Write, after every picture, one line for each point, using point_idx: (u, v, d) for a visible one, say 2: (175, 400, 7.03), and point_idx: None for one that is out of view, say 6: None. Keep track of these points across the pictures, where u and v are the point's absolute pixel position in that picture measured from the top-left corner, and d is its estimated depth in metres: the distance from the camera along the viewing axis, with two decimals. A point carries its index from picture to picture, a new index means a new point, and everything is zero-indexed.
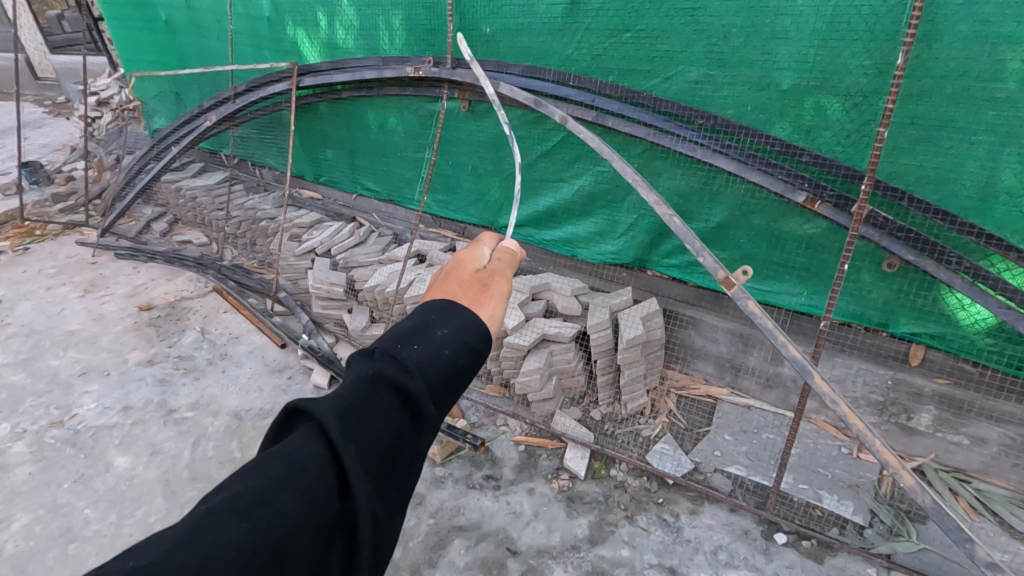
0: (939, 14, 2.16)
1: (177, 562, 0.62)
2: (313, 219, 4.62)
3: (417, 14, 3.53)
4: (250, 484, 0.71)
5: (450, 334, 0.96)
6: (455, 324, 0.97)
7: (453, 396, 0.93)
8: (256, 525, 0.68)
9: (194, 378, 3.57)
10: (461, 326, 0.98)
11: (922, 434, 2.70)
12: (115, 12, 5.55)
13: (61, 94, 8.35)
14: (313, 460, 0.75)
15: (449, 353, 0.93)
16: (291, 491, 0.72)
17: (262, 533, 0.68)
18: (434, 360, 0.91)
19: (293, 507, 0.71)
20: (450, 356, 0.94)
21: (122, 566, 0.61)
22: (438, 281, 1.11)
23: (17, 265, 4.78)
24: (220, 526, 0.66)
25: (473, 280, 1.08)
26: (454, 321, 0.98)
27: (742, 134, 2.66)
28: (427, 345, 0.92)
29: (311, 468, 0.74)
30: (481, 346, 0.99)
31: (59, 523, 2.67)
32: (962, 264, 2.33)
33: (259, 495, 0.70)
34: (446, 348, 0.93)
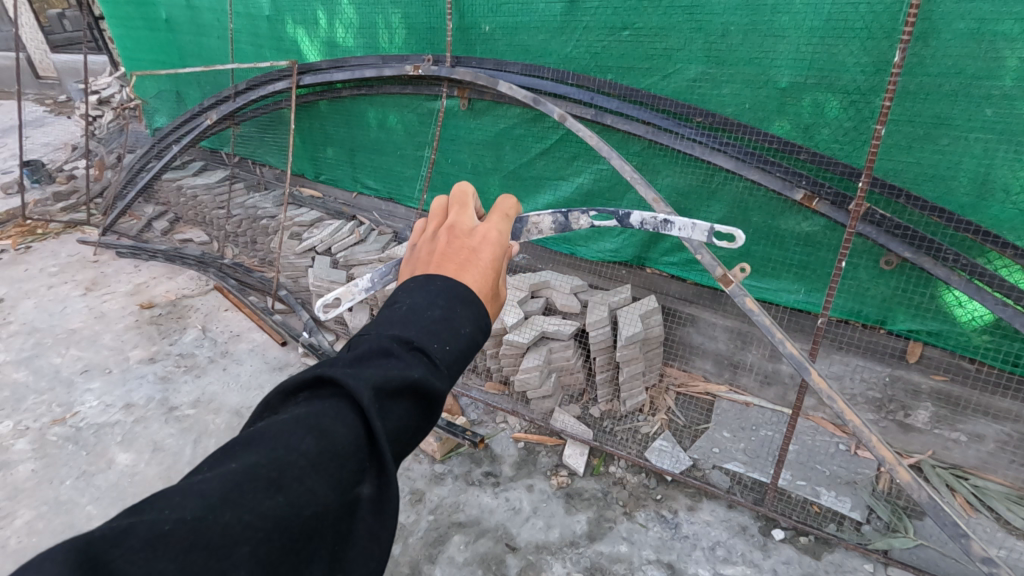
0: (936, 11, 2.17)
1: (220, 524, 0.64)
2: (313, 218, 4.63)
3: (417, 13, 3.54)
4: (284, 455, 0.71)
5: (478, 330, 0.93)
6: (481, 318, 0.95)
7: None
8: (289, 502, 0.69)
9: (196, 375, 3.59)
10: (482, 325, 0.95)
11: (920, 430, 2.71)
12: (115, 12, 5.56)
13: (62, 93, 8.37)
14: (346, 444, 0.75)
15: (473, 350, 0.92)
16: (322, 472, 0.72)
17: (294, 511, 0.69)
18: (462, 355, 0.89)
19: (323, 489, 0.71)
20: (473, 351, 0.93)
21: (169, 516, 0.62)
22: (468, 264, 1.00)
23: (19, 263, 4.80)
24: (255, 496, 0.67)
25: (496, 288, 1.03)
26: (484, 317, 0.96)
27: (741, 131, 2.67)
28: (460, 339, 0.90)
29: (344, 453, 0.74)
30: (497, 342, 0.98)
31: (61, 519, 2.69)
32: (958, 261, 2.33)
33: (292, 470, 0.70)
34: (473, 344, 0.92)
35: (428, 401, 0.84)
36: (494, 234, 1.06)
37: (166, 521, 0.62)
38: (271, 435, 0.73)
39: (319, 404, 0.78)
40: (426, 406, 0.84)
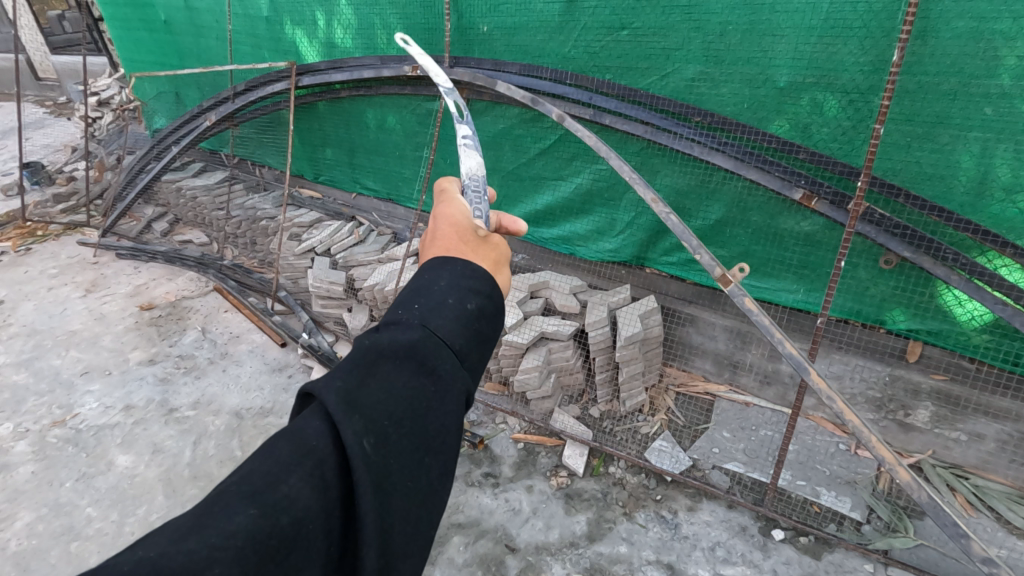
0: (934, 11, 2.16)
1: (187, 554, 0.58)
2: (313, 218, 4.63)
3: (415, 13, 3.53)
4: (255, 467, 0.68)
5: (450, 286, 0.91)
6: (451, 275, 0.92)
7: (474, 346, 0.88)
8: (262, 512, 0.64)
9: (195, 377, 3.60)
10: (459, 276, 0.93)
11: (920, 430, 2.71)
12: (114, 12, 5.56)
13: (61, 94, 8.36)
14: (319, 439, 0.71)
15: (456, 301, 0.88)
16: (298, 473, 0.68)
17: (269, 517, 0.64)
18: (439, 314, 0.86)
19: (302, 490, 0.67)
20: (458, 303, 0.89)
21: (130, 557, 0.57)
22: (435, 239, 1.03)
23: (19, 265, 4.81)
24: (227, 511, 0.63)
25: (472, 238, 1.02)
26: (458, 275, 0.93)
27: (740, 131, 2.66)
28: (431, 298, 0.88)
29: (319, 446, 0.70)
30: (486, 290, 0.93)
31: (61, 521, 2.69)
32: (958, 260, 2.32)
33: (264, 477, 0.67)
34: (451, 298, 0.89)
35: (409, 369, 0.79)
36: (446, 211, 1.10)
37: (124, 562, 0.56)
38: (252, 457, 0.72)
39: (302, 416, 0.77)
40: (411, 376, 0.79)
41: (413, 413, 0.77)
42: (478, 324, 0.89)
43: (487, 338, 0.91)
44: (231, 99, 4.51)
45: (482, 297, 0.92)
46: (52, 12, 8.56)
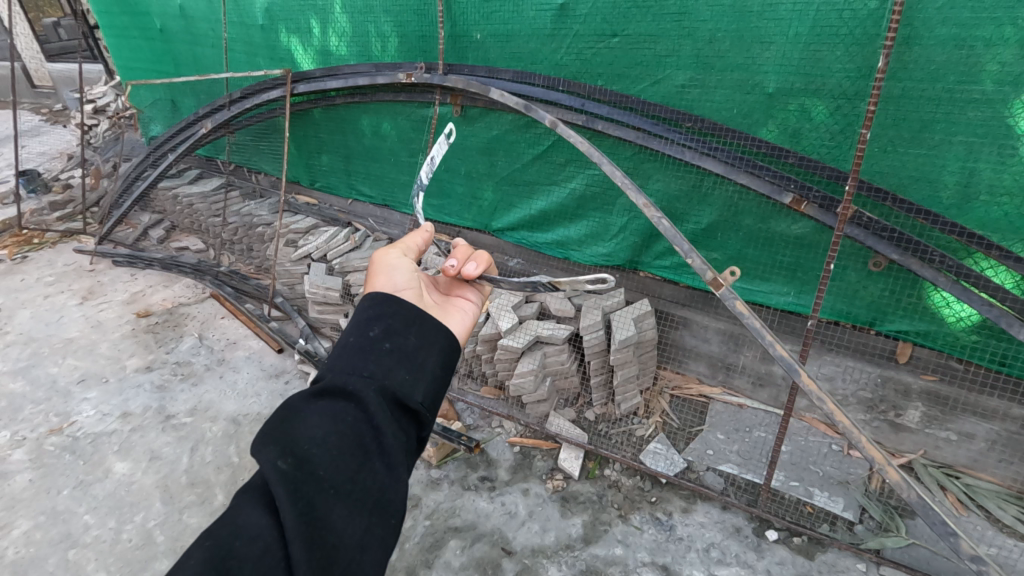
0: (918, 18, 2.20)
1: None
2: (309, 224, 4.64)
3: (409, 21, 3.57)
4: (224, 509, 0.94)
5: (355, 326, 1.16)
6: (359, 318, 1.18)
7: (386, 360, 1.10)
8: (219, 540, 0.88)
9: (192, 383, 3.61)
10: (364, 317, 1.18)
11: (911, 430, 2.74)
12: (109, 21, 5.58)
13: (58, 102, 8.36)
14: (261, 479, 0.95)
15: (359, 338, 1.13)
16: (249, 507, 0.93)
17: (224, 543, 0.87)
18: (346, 351, 1.11)
19: (251, 517, 0.91)
20: (364, 335, 1.13)
21: None
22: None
23: (16, 273, 4.82)
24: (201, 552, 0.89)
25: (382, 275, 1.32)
26: (363, 314, 1.18)
27: (729, 136, 2.70)
28: (340, 344, 1.13)
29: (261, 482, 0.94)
30: (385, 318, 1.17)
31: (59, 529, 2.70)
32: (944, 262, 2.36)
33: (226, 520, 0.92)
34: (355, 336, 1.14)
35: (327, 399, 1.03)
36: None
37: None
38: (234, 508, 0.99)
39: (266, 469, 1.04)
40: (329, 403, 1.03)
41: (334, 429, 0.99)
42: (384, 346, 1.13)
43: (400, 352, 1.13)
44: (226, 106, 4.53)
45: (384, 323, 1.16)
46: (47, 19, 8.58)
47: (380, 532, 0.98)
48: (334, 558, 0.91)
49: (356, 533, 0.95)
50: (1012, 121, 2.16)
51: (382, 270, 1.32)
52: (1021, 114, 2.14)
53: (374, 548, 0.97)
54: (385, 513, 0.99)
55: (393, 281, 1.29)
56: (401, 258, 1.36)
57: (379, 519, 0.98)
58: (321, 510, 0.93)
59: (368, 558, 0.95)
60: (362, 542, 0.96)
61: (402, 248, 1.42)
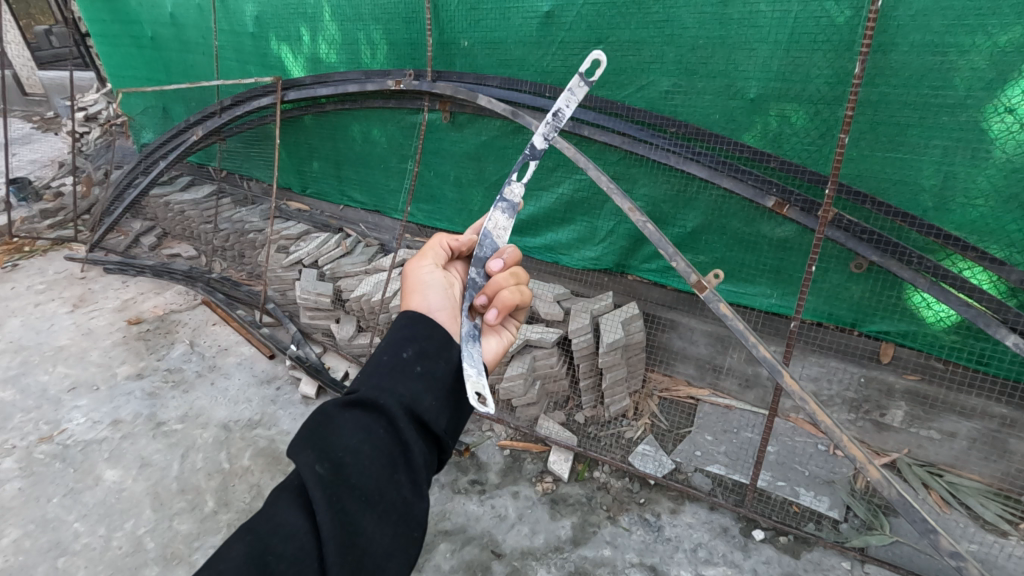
0: (892, 25, 2.26)
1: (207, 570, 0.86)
2: (300, 230, 4.66)
3: (398, 29, 3.60)
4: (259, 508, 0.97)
5: (392, 344, 1.21)
6: (391, 337, 1.24)
7: (417, 380, 1.15)
8: (258, 536, 0.91)
9: (183, 391, 3.61)
10: (395, 336, 1.24)
11: (895, 429, 2.78)
12: (100, 29, 5.60)
13: (49, 110, 8.36)
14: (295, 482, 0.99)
15: (391, 357, 1.18)
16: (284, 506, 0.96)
17: (263, 540, 0.91)
18: (382, 368, 1.15)
19: (287, 517, 0.95)
20: (394, 355, 1.18)
21: None
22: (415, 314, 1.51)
23: (5, 282, 4.82)
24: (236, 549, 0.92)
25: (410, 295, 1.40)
26: (397, 335, 1.23)
27: (714, 141, 2.74)
28: (373, 360, 1.18)
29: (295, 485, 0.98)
30: (420, 339, 1.23)
31: (48, 537, 2.70)
32: (923, 263, 2.40)
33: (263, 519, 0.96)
34: (390, 353, 1.19)
35: (360, 409, 1.07)
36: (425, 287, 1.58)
37: None
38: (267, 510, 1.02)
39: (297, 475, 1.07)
40: (363, 415, 1.07)
41: (370, 441, 1.03)
42: (416, 367, 1.17)
43: (431, 374, 1.18)
44: (217, 113, 4.55)
45: (417, 345, 1.21)
46: (38, 27, 8.55)
47: (405, 544, 1.00)
48: (361, 563, 0.94)
49: (383, 542, 0.97)
50: (985, 125, 2.22)
51: (417, 288, 1.40)
52: (994, 118, 2.19)
53: (399, 559, 0.99)
54: (410, 527, 1.02)
55: (427, 301, 1.37)
56: (432, 275, 1.43)
57: (404, 530, 1.00)
58: (353, 516, 0.96)
59: (392, 567, 0.97)
60: (388, 552, 0.98)
61: (434, 259, 1.49)
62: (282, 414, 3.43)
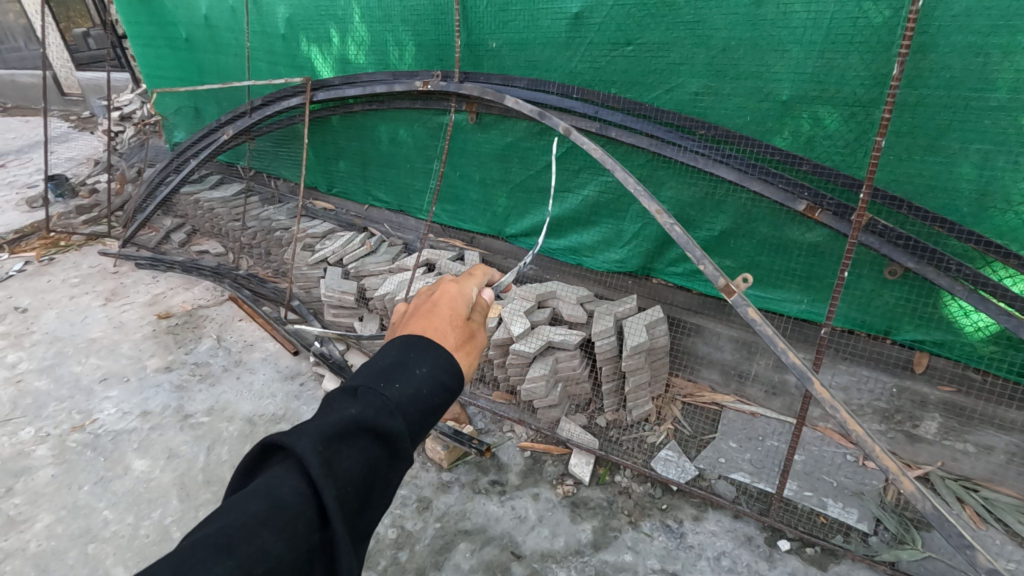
0: (933, 25, 2.20)
1: None
2: (326, 229, 4.72)
3: (427, 31, 3.64)
4: (238, 516, 0.85)
5: (429, 376, 1.13)
6: (432, 366, 1.15)
7: (426, 430, 1.11)
8: (242, 561, 0.81)
9: (210, 384, 3.67)
10: (435, 368, 1.15)
11: (928, 441, 2.70)
12: (138, 31, 5.77)
13: (87, 110, 8.65)
14: (292, 497, 0.89)
15: (425, 392, 1.11)
16: (275, 526, 0.85)
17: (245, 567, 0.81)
18: (413, 401, 1.08)
19: (276, 541, 0.84)
20: (426, 392, 1.11)
21: None
22: (427, 316, 1.29)
23: (43, 275, 4.98)
24: (207, 565, 0.78)
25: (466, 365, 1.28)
26: (437, 366, 1.15)
27: (744, 144, 2.70)
28: (407, 384, 1.09)
29: (291, 508, 0.88)
30: (453, 385, 1.17)
31: (79, 523, 2.77)
32: (961, 271, 2.33)
33: (242, 532, 0.83)
34: (424, 387, 1.11)
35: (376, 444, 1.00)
36: (452, 288, 1.36)
37: None
38: (229, 505, 0.87)
39: (269, 471, 0.94)
40: (375, 451, 1.00)
41: (372, 483, 0.99)
42: (434, 417, 1.12)
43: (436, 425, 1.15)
44: (248, 113, 4.63)
45: (445, 391, 1.15)
46: (76, 29, 8.78)
47: None
48: None
49: None
50: None
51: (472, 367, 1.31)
52: None
53: None
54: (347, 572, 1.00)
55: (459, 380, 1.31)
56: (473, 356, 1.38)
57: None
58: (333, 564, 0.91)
59: None
60: None
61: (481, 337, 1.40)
62: (305, 409, 3.47)
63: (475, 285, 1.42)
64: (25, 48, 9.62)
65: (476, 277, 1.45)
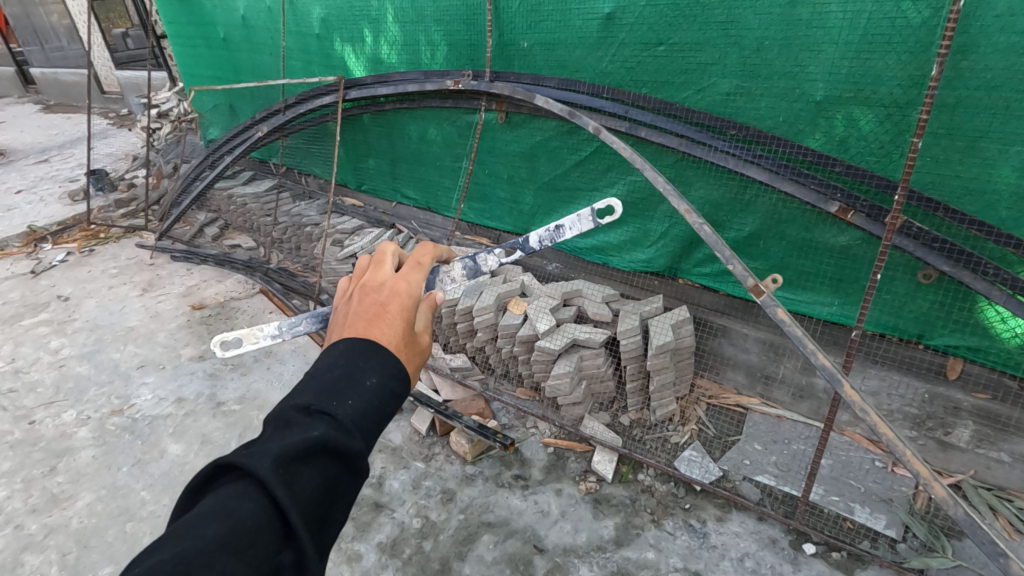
0: (974, 25, 2.17)
1: None
2: (354, 226, 4.81)
3: (459, 31, 3.70)
4: (196, 543, 0.80)
5: (383, 385, 1.09)
6: (385, 373, 1.11)
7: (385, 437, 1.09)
8: None
9: (241, 373, 3.78)
10: (388, 375, 1.11)
11: (960, 449, 2.66)
12: (177, 31, 5.96)
13: (125, 108, 8.94)
14: (252, 520, 0.85)
15: (382, 401, 1.08)
16: (236, 552, 0.82)
17: None
18: (370, 412, 1.05)
19: (238, 567, 0.81)
20: (383, 401, 1.08)
21: None
22: (377, 319, 1.19)
23: (83, 265, 5.17)
24: None
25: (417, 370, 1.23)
26: (395, 375, 1.12)
27: (775, 144, 2.70)
28: (363, 395, 1.05)
29: (252, 530, 0.84)
30: (405, 391, 1.14)
31: (118, 503, 2.88)
32: (998, 275, 2.29)
33: (202, 557, 0.79)
34: (379, 399, 1.07)
35: (335, 458, 0.98)
36: (401, 285, 1.26)
37: None
38: (182, 529, 0.82)
39: (222, 492, 0.89)
40: (335, 464, 0.98)
41: (329, 502, 0.97)
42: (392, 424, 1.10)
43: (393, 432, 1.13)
44: (282, 111, 4.76)
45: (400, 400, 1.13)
46: (116, 30, 9.07)
47: None
48: None
49: None
50: None
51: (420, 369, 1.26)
52: None
53: None
54: None
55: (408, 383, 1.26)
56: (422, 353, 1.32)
57: None
58: None
59: None
60: None
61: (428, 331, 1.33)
62: None
63: (423, 278, 1.34)
64: (68, 47, 9.94)
65: (424, 269, 1.36)
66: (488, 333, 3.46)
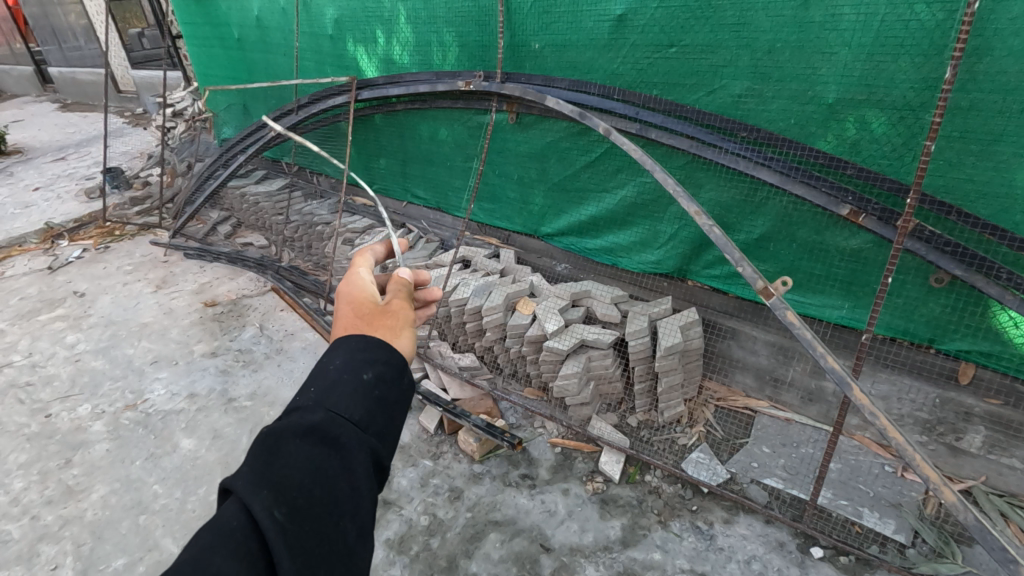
0: (989, 28, 2.15)
1: None
2: (365, 225, 4.85)
3: (470, 31, 3.72)
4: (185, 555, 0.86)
5: (344, 363, 1.16)
6: (347, 354, 1.18)
7: (377, 408, 1.13)
8: None
9: (253, 370, 3.82)
10: (349, 354, 1.18)
11: (971, 455, 2.64)
12: (193, 31, 6.04)
13: (140, 106, 9.05)
14: (235, 523, 0.91)
15: (350, 376, 1.13)
16: (225, 552, 0.86)
17: None
18: (337, 389, 1.11)
19: (227, 563, 0.85)
20: (351, 377, 1.13)
21: None
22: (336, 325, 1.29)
23: (99, 262, 5.26)
24: None
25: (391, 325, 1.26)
26: (359, 354, 1.18)
27: (786, 146, 2.68)
28: (325, 380, 1.12)
29: (234, 531, 0.90)
30: (378, 358, 1.18)
31: (131, 495, 2.93)
32: (1011, 280, 2.27)
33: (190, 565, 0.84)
34: (345, 374, 1.14)
35: (312, 441, 1.03)
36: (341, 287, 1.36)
37: None
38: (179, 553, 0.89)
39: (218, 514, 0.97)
40: (314, 446, 1.02)
41: (326, 482, 1.00)
42: (373, 391, 1.13)
43: (387, 400, 1.15)
44: (294, 111, 4.80)
45: (376, 368, 1.17)
46: (132, 30, 9.16)
47: None
48: None
49: None
50: None
51: (406, 326, 1.29)
52: None
53: None
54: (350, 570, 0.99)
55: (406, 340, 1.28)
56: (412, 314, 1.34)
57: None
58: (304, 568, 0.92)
59: None
60: None
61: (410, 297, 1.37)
62: None
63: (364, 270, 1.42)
64: (85, 46, 10.06)
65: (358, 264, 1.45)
66: (496, 332, 3.48)
